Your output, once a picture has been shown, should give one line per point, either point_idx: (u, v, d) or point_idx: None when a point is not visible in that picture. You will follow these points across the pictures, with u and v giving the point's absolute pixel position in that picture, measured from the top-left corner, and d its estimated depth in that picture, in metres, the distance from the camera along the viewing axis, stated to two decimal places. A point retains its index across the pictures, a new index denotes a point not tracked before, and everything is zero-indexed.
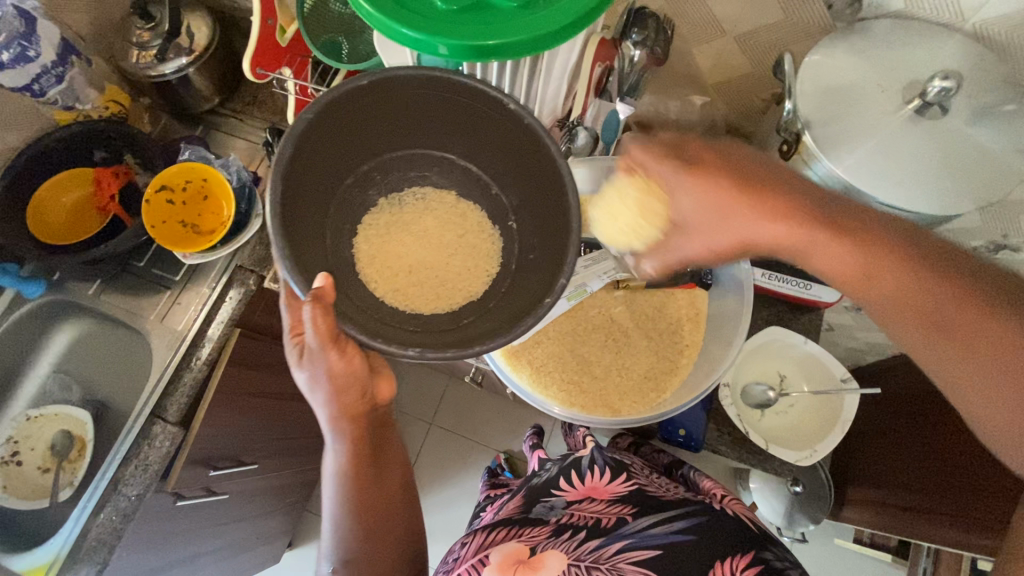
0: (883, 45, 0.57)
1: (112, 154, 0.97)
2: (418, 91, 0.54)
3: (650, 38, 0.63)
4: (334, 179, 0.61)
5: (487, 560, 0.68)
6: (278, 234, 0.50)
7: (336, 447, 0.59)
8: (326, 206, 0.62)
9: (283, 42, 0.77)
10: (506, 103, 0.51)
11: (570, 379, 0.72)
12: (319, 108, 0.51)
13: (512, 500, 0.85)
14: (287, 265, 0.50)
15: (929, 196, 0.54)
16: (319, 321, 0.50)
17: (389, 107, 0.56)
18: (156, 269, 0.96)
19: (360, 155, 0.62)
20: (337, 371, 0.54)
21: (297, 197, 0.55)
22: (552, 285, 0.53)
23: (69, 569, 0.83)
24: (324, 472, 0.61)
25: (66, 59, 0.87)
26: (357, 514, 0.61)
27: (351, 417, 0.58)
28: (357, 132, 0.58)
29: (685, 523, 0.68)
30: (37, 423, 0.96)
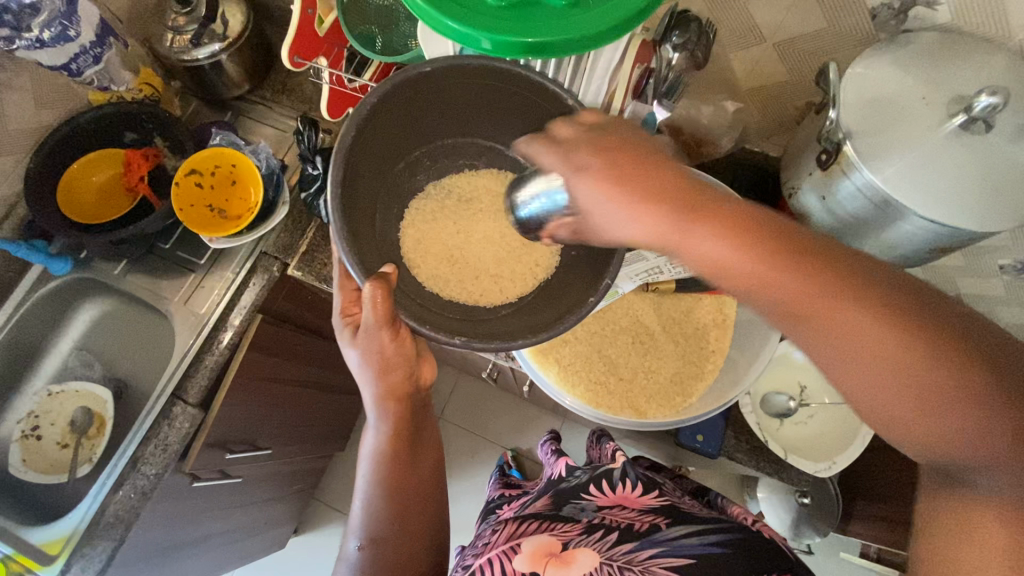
0: (929, 57, 0.57)
1: (142, 135, 0.98)
2: (475, 80, 0.56)
3: (691, 40, 0.63)
4: (389, 162, 0.63)
5: (518, 548, 0.69)
6: (337, 211, 0.52)
7: (377, 425, 0.61)
8: (379, 188, 0.62)
9: (321, 32, 0.78)
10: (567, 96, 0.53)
11: (598, 379, 0.73)
12: (383, 91, 0.53)
13: (539, 500, 0.86)
14: (344, 246, 0.51)
15: (972, 212, 0.54)
16: (376, 302, 0.52)
17: (446, 94, 0.58)
18: (182, 251, 0.97)
19: (415, 141, 0.64)
20: (387, 351, 0.57)
21: (355, 178, 0.57)
22: (596, 283, 0.55)
23: (85, 544, 0.83)
24: (362, 450, 0.63)
25: (104, 40, 0.88)
26: (391, 498, 0.62)
27: (396, 398, 0.60)
28: (413, 118, 0.60)
29: (721, 536, 0.66)
30: (58, 399, 0.97)
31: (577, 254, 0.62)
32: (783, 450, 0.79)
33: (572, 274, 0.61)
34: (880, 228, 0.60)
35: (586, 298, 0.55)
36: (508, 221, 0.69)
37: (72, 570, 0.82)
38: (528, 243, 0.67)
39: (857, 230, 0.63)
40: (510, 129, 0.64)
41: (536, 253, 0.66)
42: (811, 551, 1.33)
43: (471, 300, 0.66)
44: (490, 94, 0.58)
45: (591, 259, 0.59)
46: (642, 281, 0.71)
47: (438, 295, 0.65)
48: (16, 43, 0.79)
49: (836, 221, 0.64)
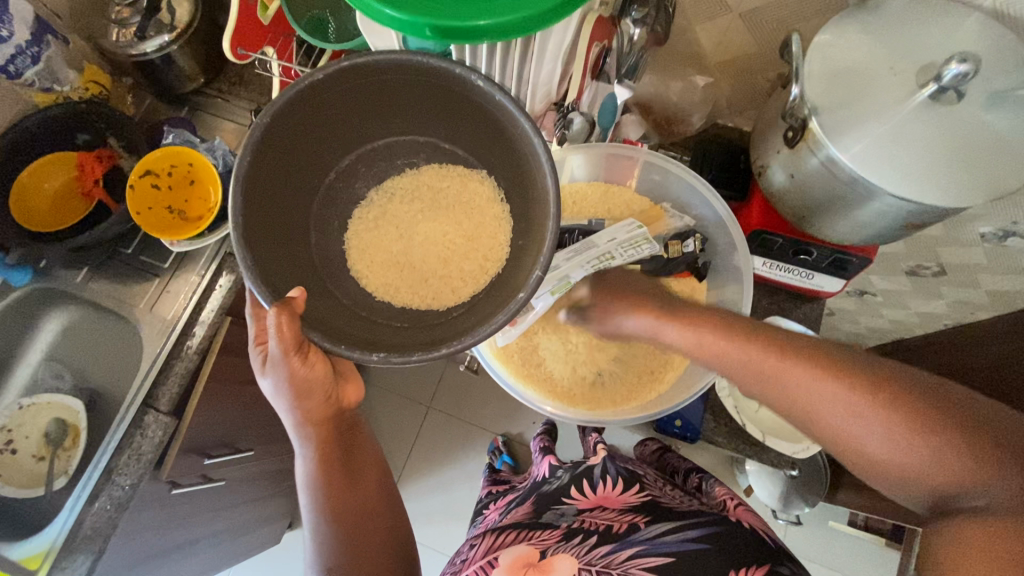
0: (896, 24, 0.54)
1: (95, 136, 0.93)
2: (383, 76, 0.52)
3: (650, 15, 0.57)
4: (314, 176, 0.60)
5: (496, 562, 0.68)
6: (242, 243, 0.49)
7: (304, 452, 0.62)
8: (307, 207, 0.61)
9: (265, 21, 0.73)
10: (480, 81, 0.48)
11: (560, 375, 0.78)
12: (278, 107, 0.49)
13: (521, 505, 0.86)
14: (252, 274, 0.49)
15: (942, 189, 0.52)
16: (282, 328, 0.50)
17: (362, 93, 0.54)
18: (144, 256, 0.94)
19: (340, 149, 0.61)
20: (298, 376, 0.56)
21: (271, 191, 0.54)
22: (528, 278, 0.50)
23: (65, 558, 0.83)
24: (297, 480, 0.63)
25: (41, 39, 0.85)
26: (336, 520, 0.63)
27: (316, 422, 0.61)
28: (326, 130, 0.56)
29: (700, 532, 0.66)
30: (29, 412, 0.94)
31: (521, 245, 0.58)
32: (761, 433, 0.79)
33: (511, 270, 0.57)
34: (852, 208, 0.58)
35: (515, 296, 0.50)
36: (461, 223, 0.66)
37: None
38: (482, 241, 0.65)
39: (830, 209, 0.61)
40: (439, 123, 0.60)
41: (486, 248, 0.64)
42: (800, 522, 1.34)
43: (417, 305, 0.64)
44: (412, 89, 0.54)
45: (524, 259, 0.55)
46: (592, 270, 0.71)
47: (388, 304, 0.64)
48: None
49: (808, 199, 0.62)
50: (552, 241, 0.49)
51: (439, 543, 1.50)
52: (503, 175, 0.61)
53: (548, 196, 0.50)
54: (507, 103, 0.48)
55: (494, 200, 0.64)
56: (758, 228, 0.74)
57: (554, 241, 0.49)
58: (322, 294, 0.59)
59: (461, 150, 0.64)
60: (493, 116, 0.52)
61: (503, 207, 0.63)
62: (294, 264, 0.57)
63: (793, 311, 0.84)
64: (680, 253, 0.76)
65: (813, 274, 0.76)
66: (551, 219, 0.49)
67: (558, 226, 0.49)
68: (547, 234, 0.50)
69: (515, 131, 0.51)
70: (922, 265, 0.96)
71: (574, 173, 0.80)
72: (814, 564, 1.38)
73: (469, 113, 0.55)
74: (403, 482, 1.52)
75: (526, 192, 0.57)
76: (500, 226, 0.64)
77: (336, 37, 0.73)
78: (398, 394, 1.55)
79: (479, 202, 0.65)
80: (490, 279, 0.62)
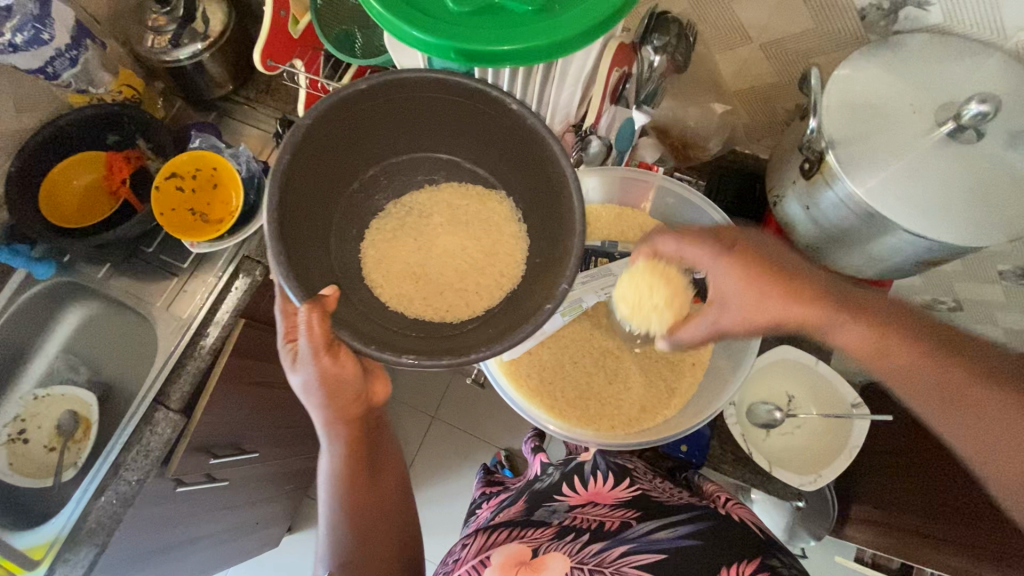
0: (916, 62, 0.55)
1: (125, 137, 0.96)
2: (418, 92, 0.54)
3: (671, 44, 0.62)
4: (338, 187, 0.62)
5: (489, 561, 0.67)
6: (277, 240, 0.50)
7: (331, 450, 0.63)
8: (330, 216, 0.62)
9: (295, 34, 0.75)
10: (509, 103, 0.50)
11: (564, 397, 0.75)
12: (318, 113, 0.51)
13: (513, 503, 0.84)
14: (285, 273, 0.50)
15: (961, 224, 0.51)
16: (312, 325, 0.52)
17: (395, 108, 0.56)
18: (165, 255, 0.96)
19: (366, 161, 0.63)
20: (331, 374, 0.56)
21: (303, 195, 0.55)
22: (553, 289, 0.53)
23: (68, 550, 0.84)
24: (320, 474, 0.66)
25: (80, 42, 0.87)
26: (353, 518, 0.65)
27: (346, 421, 0.62)
28: (358, 140, 0.58)
29: (690, 527, 0.66)
30: (43, 402, 0.96)
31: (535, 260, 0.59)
32: (768, 462, 0.79)
33: (533, 284, 0.59)
34: (866, 240, 0.58)
35: (542, 305, 0.52)
36: (480, 239, 0.68)
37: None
38: (498, 259, 0.66)
39: (843, 241, 0.61)
40: (465, 141, 0.63)
41: (504, 265, 0.66)
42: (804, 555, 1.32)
43: (429, 319, 0.65)
44: (443, 106, 0.56)
45: (545, 277, 0.57)
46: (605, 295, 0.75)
47: (402, 314, 0.65)
48: None
49: (822, 230, 0.62)
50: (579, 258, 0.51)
51: (437, 556, 1.49)
52: (523, 194, 0.64)
53: (574, 213, 0.52)
54: (539, 127, 0.50)
55: (511, 218, 0.66)
56: None
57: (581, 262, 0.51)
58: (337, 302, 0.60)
59: (481, 170, 0.67)
60: (521, 139, 0.54)
61: (521, 226, 0.66)
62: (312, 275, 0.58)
63: (804, 340, 0.84)
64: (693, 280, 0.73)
65: None
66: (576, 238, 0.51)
67: (582, 245, 0.51)
68: (574, 247, 0.52)
69: (542, 151, 0.53)
70: (939, 300, 0.95)
71: (589, 195, 0.80)
72: None
73: (496, 131, 0.57)
74: None
75: (550, 213, 0.58)
76: (518, 243, 0.66)
77: (362, 53, 0.75)
78: (404, 403, 1.56)
79: (499, 220, 0.67)
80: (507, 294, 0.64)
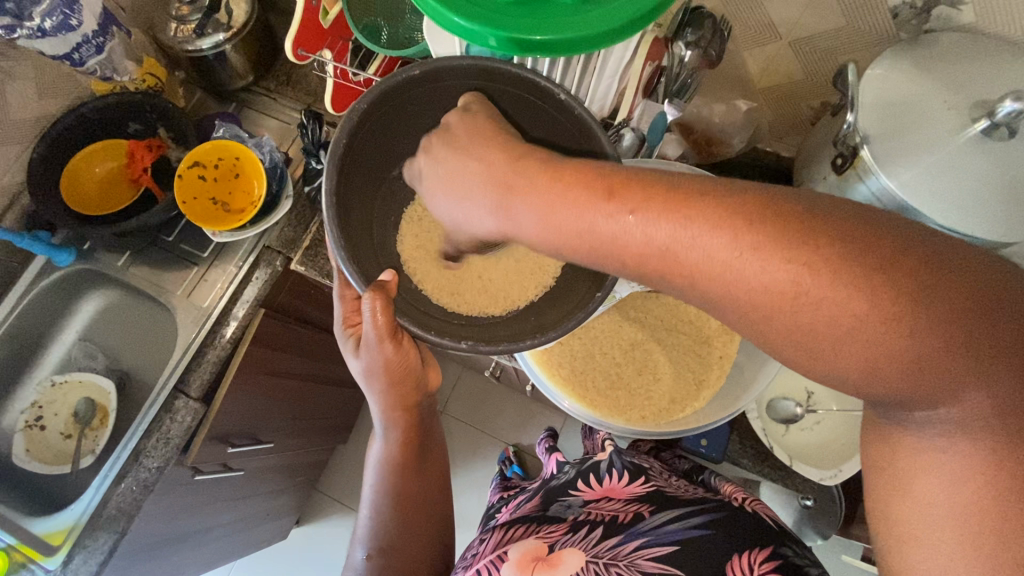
0: (951, 60, 0.55)
1: (145, 126, 0.96)
2: (467, 81, 0.55)
3: (705, 38, 0.62)
4: (383, 173, 0.63)
5: (506, 556, 0.66)
6: (333, 217, 0.51)
7: (386, 436, 0.65)
8: (374, 202, 0.61)
9: (326, 24, 0.76)
10: (557, 93, 0.52)
11: (592, 387, 0.76)
12: (370, 99, 0.53)
13: (529, 501, 0.83)
14: (345, 259, 0.52)
15: (997, 220, 0.52)
16: (377, 312, 0.53)
17: (444, 94, 0.57)
18: (185, 244, 0.96)
19: (409, 148, 0.64)
20: (392, 364, 0.58)
21: (352, 178, 0.57)
22: (602, 280, 0.56)
23: (87, 536, 0.84)
24: (370, 459, 0.67)
25: (107, 30, 0.87)
26: (399, 504, 0.67)
27: (403, 409, 0.63)
28: (405, 126, 0.59)
29: (703, 518, 0.63)
30: (60, 390, 0.96)
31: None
32: (789, 457, 0.79)
33: (575, 277, 0.61)
34: None
35: (590, 296, 0.56)
36: None
37: (74, 560, 0.83)
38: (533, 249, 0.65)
39: None
40: None
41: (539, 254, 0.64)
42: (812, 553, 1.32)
43: (465, 305, 0.64)
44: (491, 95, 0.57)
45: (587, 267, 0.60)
46: (637, 286, 0.70)
47: (436, 297, 0.64)
48: (16, 32, 0.77)
49: None
50: None
51: None
52: None
53: None
54: (587, 118, 0.52)
55: None
56: None
57: None
58: None
59: None
60: (565, 132, 0.56)
61: None
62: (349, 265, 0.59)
63: None
64: None
65: None
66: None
67: None
68: None
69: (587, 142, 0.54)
70: None
71: None
72: None
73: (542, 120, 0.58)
74: None
75: None
76: None
77: (388, 43, 0.76)
78: None
79: None
80: (541, 291, 0.63)
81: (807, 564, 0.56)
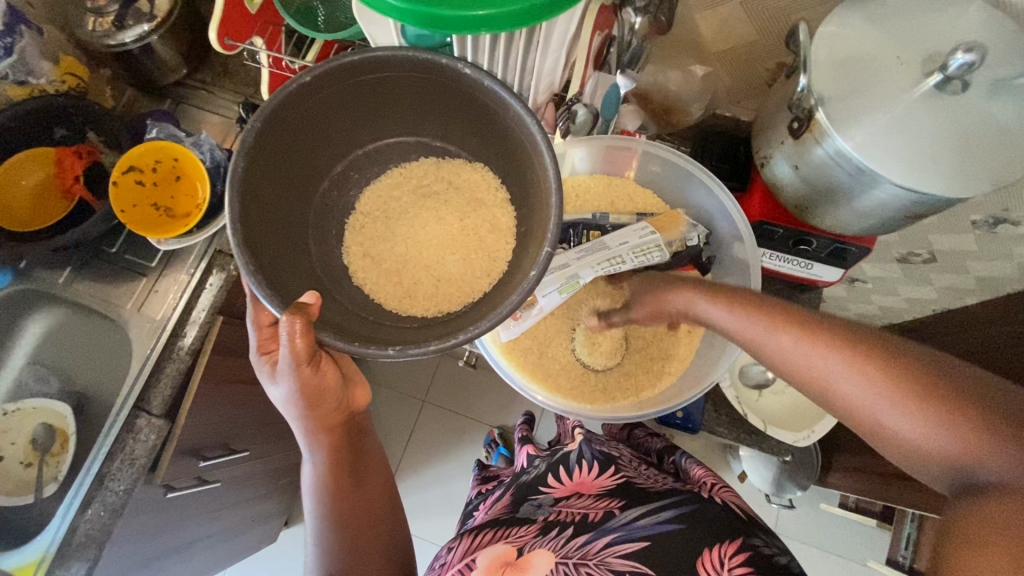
0: (902, 13, 0.54)
1: (74, 131, 0.89)
2: (381, 73, 0.51)
3: (654, 5, 0.56)
4: (309, 185, 0.60)
5: (473, 564, 0.63)
6: (241, 238, 0.47)
7: (314, 459, 0.63)
8: (304, 216, 0.60)
9: (252, 9, 0.69)
10: (481, 79, 0.47)
11: (557, 374, 0.77)
12: (275, 106, 0.48)
13: (500, 499, 0.80)
14: (256, 280, 0.47)
15: (950, 177, 0.52)
16: (295, 335, 0.49)
17: (358, 90, 0.53)
18: (130, 254, 0.91)
19: (332, 156, 0.61)
20: (309, 384, 0.56)
21: (270, 194, 0.53)
22: (535, 256, 0.50)
23: (59, 566, 0.81)
24: (303, 485, 0.65)
25: (13, 29, 0.81)
26: (338, 527, 0.63)
27: (327, 429, 0.62)
28: (322, 132, 0.56)
29: (672, 513, 0.64)
30: (15, 418, 0.91)
31: (526, 228, 0.58)
32: (762, 422, 0.82)
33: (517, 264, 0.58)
34: (853, 196, 0.58)
35: (526, 274, 0.50)
36: (462, 217, 0.66)
37: None
38: (481, 241, 0.64)
39: (830, 199, 0.61)
40: (434, 120, 0.60)
41: (490, 246, 0.63)
42: (792, 506, 1.37)
43: (415, 310, 0.63)
44: (410, 86, 0.53)
45: (529, 246, 0.54)
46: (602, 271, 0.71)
47: (387, 304, 0.63)
48: None
49: (811, 189, 0.62)
50: (555, 228, 0.49)
51: (437, 537, 1.50)
52: (499, 163, 0.61)
53: (549, 187, 0.50)
54: (518, 107, 0.47)
55: (493, 187, 0.64)
56: (759, 219, 0.74)
57: (557, 233, 0.48)
58: (327, 298, 0.58)
59: (453, 148, 0.64)
60: (496, 115, 0.52)
61: (504, 193, 0.63)
62: (293, 271, 0.56)
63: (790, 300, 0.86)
64: (685, 245, 0.75)
65: (812, 264, 0.77)
66: (553, 211, 0.49)
67: (560, 216, 0.49)
68: (549, 223, 0.49)
69: (520, 130, 0.50)
70: (914, 253, 0.95)
71: (576, 165, 0.79)
72: (808, 546, 1.40)
73: (467, 108, 0.54)
74: (400, 477, 1.51)
75: (526, 184, 0.57)
76: (504, 213, 0.63)
77: (325, 26, 0.71)
78: (394, 388, 1.54)
79: (475, 197, 0.65)
80: (492, 282, 0.61)
81: (777, 555, 0.57)
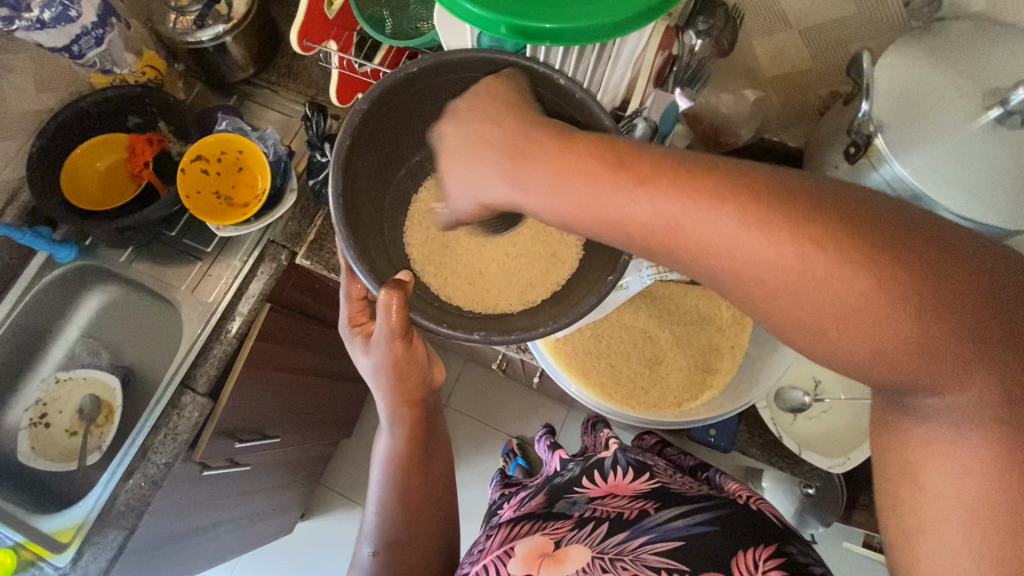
0: (964, 48, 0.55)
1: (146, 119, 0.95)
2: (465, 74, 0.56)
3: (717, 27, 0.61)
4: (391, 171, 0.65)
5: (512, 551, 0.65)
6: (338, 215, 0.53)
7: (392, 432, 0.65)
8: (382, 201, 0.65)
9: (330, 14, 0.75)
10: (556, 78, 0.52)
11: (604, 376, 0.77)
12: (372, 99, 0.54)
13: (533, 497, 0.81)
14: (352, 257, 0.52)
15: (1003, 210, 0.53)
16: (390, 310, 0.53)
17: (443, 90, 0.58)
18: (188, 239, 0.95)
19: (413, 146, 0.66)
20: (399, 360, 0.58)
21: (359, 175, 0.58)
22: (613, 262, 0.56)
23: (97, 533, 0.84)
24: (376, 455, 0.68)
25: (106, 21, 0.86)
26: (404, 499, 0.66)
27: (410, 403, 0.63)
28: (410, 124, 0.61)
29: (708, 515, 0.64)
30: (65, 387, 0.97)
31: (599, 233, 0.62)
32: (798, 446, 0.81)
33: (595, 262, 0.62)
34: None
35: (602, 280, 0.56)
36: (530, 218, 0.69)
37: (84, 557, 0.83)
38: (545, 243, 0.67)
39: None
40: None
41: (552, 246, 0.67)
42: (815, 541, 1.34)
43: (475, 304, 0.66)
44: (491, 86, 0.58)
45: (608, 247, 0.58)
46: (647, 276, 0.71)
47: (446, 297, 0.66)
48: (15, 24, 0.78)
49: None
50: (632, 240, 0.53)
51: None
52: None
53: None
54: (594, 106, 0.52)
55: None
56: None
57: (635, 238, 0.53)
58: None
59: None
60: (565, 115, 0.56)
61: None
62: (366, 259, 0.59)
63: None
64: None
65: None
66: None
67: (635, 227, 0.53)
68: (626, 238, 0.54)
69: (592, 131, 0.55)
70: None
71: None
72: None
73: None
74: None
75: None
76: None
77: (391, 32, 0.74)
78: None
79: None
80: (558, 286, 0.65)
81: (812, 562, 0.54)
